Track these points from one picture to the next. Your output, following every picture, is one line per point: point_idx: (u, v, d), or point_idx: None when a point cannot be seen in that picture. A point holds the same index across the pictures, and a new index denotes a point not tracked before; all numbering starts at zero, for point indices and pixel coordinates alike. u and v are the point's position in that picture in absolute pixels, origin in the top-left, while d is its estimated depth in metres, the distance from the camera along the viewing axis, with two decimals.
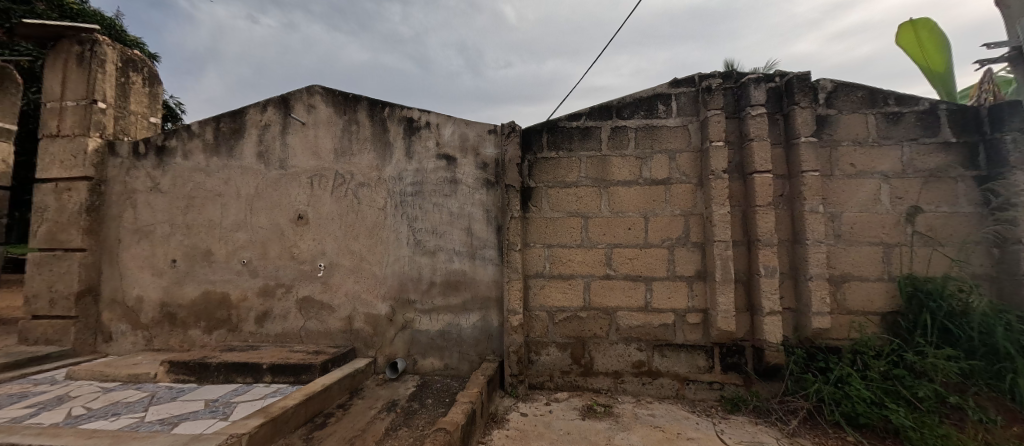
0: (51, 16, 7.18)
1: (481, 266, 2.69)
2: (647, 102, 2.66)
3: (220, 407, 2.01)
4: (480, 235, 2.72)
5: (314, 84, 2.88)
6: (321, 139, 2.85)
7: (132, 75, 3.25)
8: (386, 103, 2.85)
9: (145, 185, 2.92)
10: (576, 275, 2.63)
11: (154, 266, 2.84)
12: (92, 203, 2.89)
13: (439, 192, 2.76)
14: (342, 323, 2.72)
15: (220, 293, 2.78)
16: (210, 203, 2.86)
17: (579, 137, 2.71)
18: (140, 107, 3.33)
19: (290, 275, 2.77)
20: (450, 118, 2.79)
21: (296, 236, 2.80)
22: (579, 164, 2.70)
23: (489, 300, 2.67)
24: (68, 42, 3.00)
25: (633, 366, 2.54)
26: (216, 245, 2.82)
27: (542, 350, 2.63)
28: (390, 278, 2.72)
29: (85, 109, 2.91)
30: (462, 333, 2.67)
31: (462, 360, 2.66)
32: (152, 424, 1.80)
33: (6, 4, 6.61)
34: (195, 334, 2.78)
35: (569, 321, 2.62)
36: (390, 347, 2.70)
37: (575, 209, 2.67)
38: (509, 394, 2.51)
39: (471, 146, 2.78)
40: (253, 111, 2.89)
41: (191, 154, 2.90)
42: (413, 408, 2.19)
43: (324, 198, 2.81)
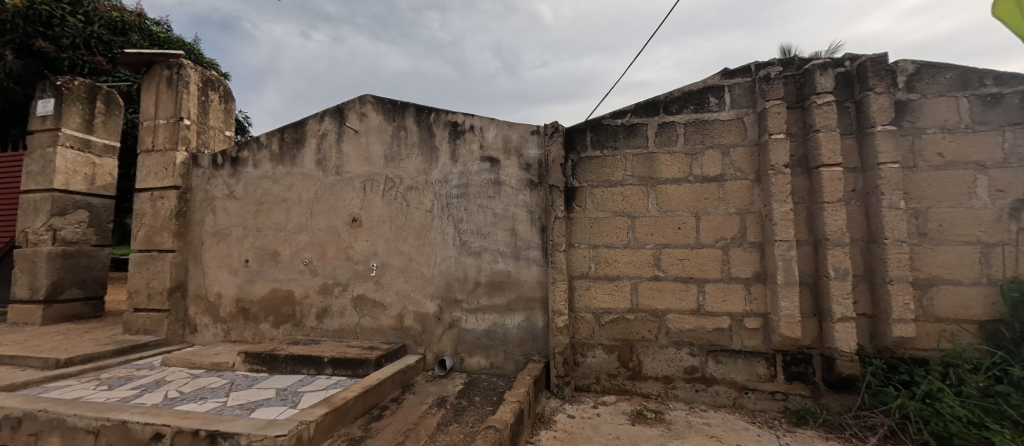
0: (145, 46, 8.25)
1: (525, 266, 2.71)
2: (698, 95, 2.54)
3: (289, 395, 2.18)
4: (524, 236, 2.73)
5: (365, 94, 3.04)
6: (373, 145, 3.00)
7: (211, 94, 3.61)
8: (432, 108, 2.95)
9: (222, 192, 3.23)
10: (623, 276, 2.56)
11: (229, 266, 3.14)
12: (180, 209, 3.24)
13: (483, 193, 2.80)
14: (394, 320, 2.84)
15: (285, 291, 3.02)
16: (276, 208, 3.11)
17: (624, 135, 2.64)
18: (218, 122, 3.69)
19: (346, 274, 2.94)
20: (493, 121, 2.83)
21: (351, 238, 2.97)
22: (624, 163, 2.63)
23: (534, 301, 2.67)
24: (159, 68, 3.40)
25: (685, 372, 2.44)
26: (282, 247, 3.06)
27: (588, 352, 2.60)
28: (438, 278, 2.81)
29: (173, 126, 3.28)
30: (507, 333, 2.70)
31: (507, 360, 2.69)
32: (233, 408, 1.99)
33: (109, 37, 7.73)
34: (264, 328, 3.03)
35: (616, 323, 2.56)
36: (438, 345, 2.78)
37: (620, 209, 2.61)
38: (555, 395, 2.50)
39: (515, 148, 2.80)
40: (312, 122, 3.10)
41: (259, 163, 3.17)
42: (462, 405, 2.25)
43: (375, 202, 2.96)
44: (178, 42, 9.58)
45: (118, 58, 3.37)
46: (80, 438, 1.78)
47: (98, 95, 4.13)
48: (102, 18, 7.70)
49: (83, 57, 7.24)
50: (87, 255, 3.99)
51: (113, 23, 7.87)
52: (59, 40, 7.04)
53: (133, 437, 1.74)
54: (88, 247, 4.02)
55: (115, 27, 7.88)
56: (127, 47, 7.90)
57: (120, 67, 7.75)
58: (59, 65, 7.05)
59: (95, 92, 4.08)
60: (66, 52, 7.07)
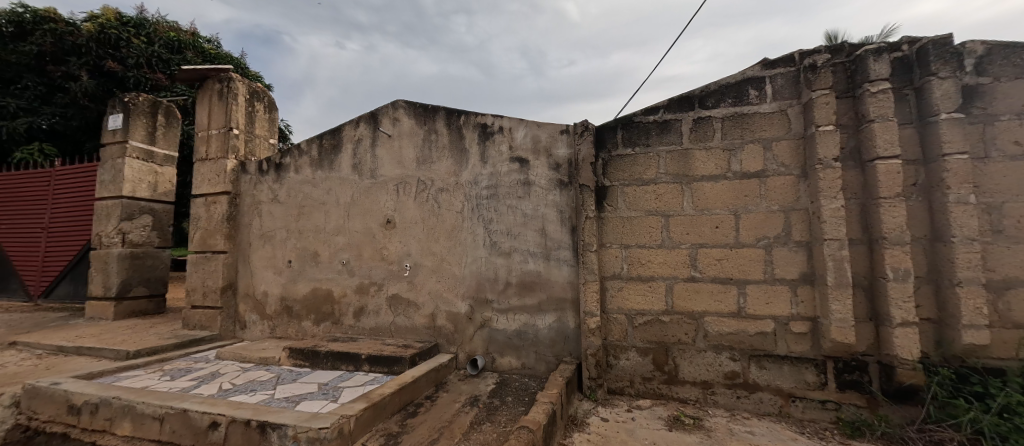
0: (199, 63, 8.93)
1: (556, 267, 2.69)
2: (736, 88, 2.43)
3: (330, 390, 2.28)
4: (554, 236, 2.72)
5: (398, 99, 3.13)
6: (405, 149, 3.08)
7: (257, 104, 3.85)
8: (461, 111, 2.99)
9: (267, 197, 3.42)
10: (657, 277, 2.49)
11: (274, 266, 3.32)
12: (231, 213, 3.47)
13: (512, 194, 2.81)
14: (427, 319, 2.91)
15: (325, 290, 3.16)
16: (316, 211, 3.26)
17: (657, 132, 2.57)
18: (263, 131, 3.93)
19: (381, 274, 3.04)
20: (522, 121, 2.83)
21: (386, 239, 3.06)
22: (658, 161, 2.56)
23: (565, 301, 2.65)
24: (212, 82, 3.66)
25: (725, 377, 2.33)
26: (321, 248, 3.21)
27: (622, 354, 2.54)
28: (469, 278, 2.85)
29: (224, 135, 3.52)
30: (538, 334, 2.69)
31: (539, 360, 2.68)
32: (280, 401, 2.11)
33: (168, 55, 8.44)
34: (306, 325, 3.18)
35: (650, 325, 2.49)
36: (470, 344, 2.82)
37: (653, 208, 2.54)
38: (588, 397, 2.46)
39: (544, 147, 2.79)
40: (348, 128, 3.23)
41: (300, 168, 3.34)
42: (494, 405, 2.26)
43: (408, 204, 3.04)
44: (227, 57, 10.30)
45: (176, 75, 3.65)
46: (148, 424, 1.94)
47: (160, 108, 4.50)
48: (162, 39, 8.46)
49: (145, 74, 8.01)
50: (151, 256, 4.35)
51: (171, 42, 8.59)
52: (126, 60, 7.87)
53: (193, 425, 1.88)
54: (152, 249, 4.38)
55: (172, 46, 8.59)
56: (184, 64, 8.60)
57: (178, 83, 8.43)
58: (126, 83, 7.87)
59: (157, 107, 4.46)
60: (132, 70, 7.90)
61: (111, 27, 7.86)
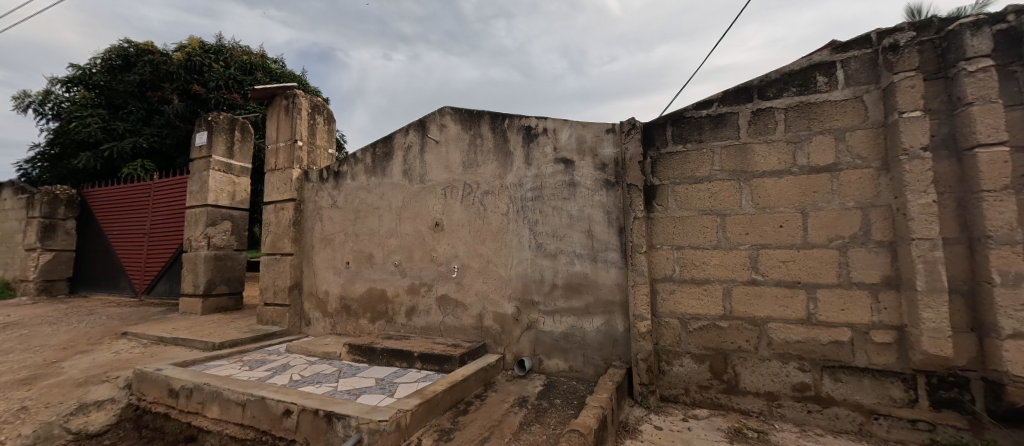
0: (267, 82, 9.81)
1: (603, 268, 2.64)
2: (801, 76, 2.24)
3: (386, 385, 2.41)
4: (601, 237, 2.67)
5: (444, 106, 3.23)
6: (452, 154, 3.18)
7: (318, 117, 4.15)
8: (506, 114, 3.03)
9: (327, 202, 3.68)
10: (713, 279, 2.36)
11: (334, 267, 3.56)
12: (296, 218, 3.78)
13: (558, 195, 2.80)
14: (475, 320, 2.97)
15: (379, 290, 3.34)
16: (370, 215, 3.45)
17: (710, 127, 2.44)
18: (323, 142, 4.23)
19: (431, 275, 3.16)
20: (566, 122, 2.81)
21: (435, 241, 3.17)
22: (712, 157, 2.42)
23: (613, 304, 2.59)
24: (279, 99, 4.01)
25: (793, 388, 2.16)
26: (375, 250, 3.39)
27: (675, 360, 2.44)
28: (515, 279, 2.87)
29: (290, 147, 3.84)
30: (586, 337, 2.65)
31: (587, 363, 2.64)
32: (343, 393, 2.26)
33: (241, 76, 9.36)
34: (363, 323, 3.37)
35: (706, 331, 2.36)
36: (517, 345, 2.84)
37: (707, 207, 2.41)
38: (639, 403, 2.38)
39: (589, 147, 2.75)
40: (399, 135, 3.39)
41: (356, 175, 3.55)
42: (543, 407, 2.26)
43: (455, 207, 3.12)
44: (291, 76, 11.23)
45: (250, 94, 4.05)
46: (232, 409, 2.17)
47: (237, 124, 5.00)
48: (237, 63, 9.40)
49: (225, 95, 8.94)
50: (232, 258, 4.84)
51: (244, 65, 9.52)
52: (208, 83, 8.85)
53: (269, 411, 2.06)
54: (233, 252, 4.88)
55: (245, 68, 9.52)
56: (255, 84, 9.49)
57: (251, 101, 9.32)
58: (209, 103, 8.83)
59: (234, 123, 4.96)
60: (213, 92, 8.86)
61: (195, 55, 8.89)
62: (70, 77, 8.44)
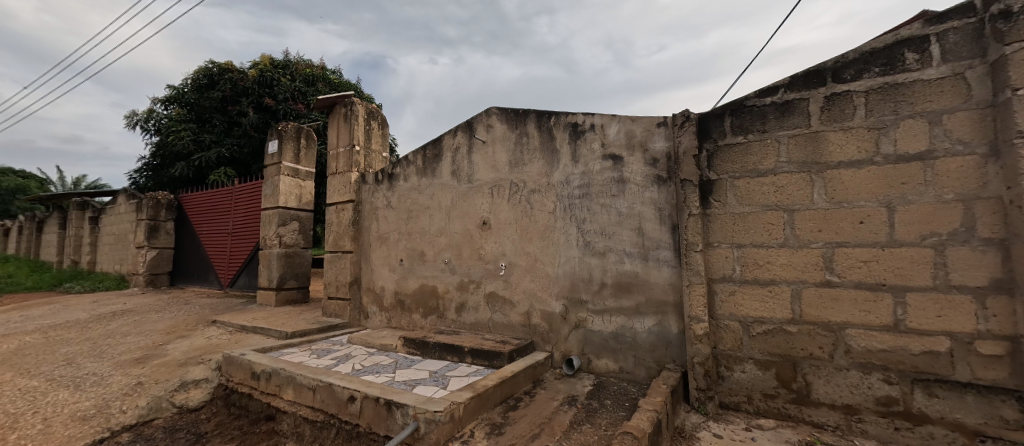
0: (327, 92, 10.56)
1: (655, 267, 2.54)
2: (885, 53, 2.00)
3: (440, 378, 2.51)
4: (652, 235, 2.58)
5: (491, 106, 3.28)
6: (499, 153, 3.22)
7: (373, 122, 4.40)
8: (552, 112, 3.01)
9: (382, 203, 3.90)
10: (779, 280, 2.19)
11: (389, 264, 3.77)
12: (355, 218, 4.05)
13: (606, 192, 2.74)
14: (522, 317, 3.00)
15: (431, 286, 3.48)
16: (421, 214, 3.61)
17: (775, 115, 2.26)
18: (378, 145, 4.48)
19: (479, 273, 3.23)
20: (615, 117, 2.74)
21: (482, 240, 3.25)
22: (777, 148, 2.24)
23: (667, 305, 2.49)
24: (338, 107, 4.31)
25: (877, 402, 1.94)
26: (427, 248, 3.54)
27: (736, 365, 2.29)
28: (562, 278, 2.86)
29: (349, 152, 4.11)
30: (637, 338, 2.58)
31: (638, 365, 2.57)
32: (400, 383, 2.39)
33: (305, 87, 10.16)
34: (416, 318, 3.54)
35: (771, 335, 2.20)
36: (565, 344, 2.82)
37: (772, 202, 2.24)
38: (696, 409, 2.27)
39: (639, 142, 2.66)
40: (448, 137, 3.50)
41: (408, 177, 3.73)
42: (593, 407, 2.23)
43: (503, 206, 3.17)
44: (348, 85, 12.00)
45: (313, 104, 4.39)
46: (304, 393, 2.37)
47: (302, 132, 5.44)
48: (301, 75, 10.21)
49: (291, 106, 9.75)
50: (300, 255, 5.28)
51: (307, 77, 10.32)
52: (277, 95, 9.71)
53: (336, 396, 2.23)
54: (301, 249, 5.31)
55: (309, 80, 10.33)
56: (316, 95, 10.25)
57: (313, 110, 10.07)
58: (278, 114, 9.67)
59: (300, 131, 5.41)
60: (282, 104, 9.70)
61: (268, 70, 9.81)
62: (168, 97, 9.67)
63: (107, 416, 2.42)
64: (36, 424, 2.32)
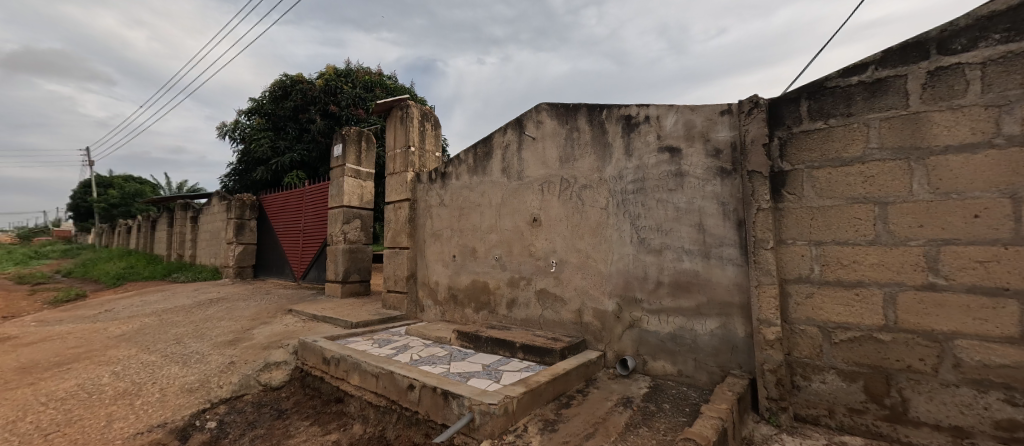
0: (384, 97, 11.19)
1: (718, 266, 2.38)
2: (1009, 16, 1.67)
3: (493, 371, 2.57)
4: (715, 232, 2.41)
5: (541, 102, 3.26)
6: (549, 149, 3.20)
7: (427, 124, 4.59)
8: (604, 105, 2.92)
9: (436, 201, 4.05)
10: (868, 282, 1.94)
11: (442, 260, 3.91)
12: (412, 216, 4.26)
13: (663, 187, 2.62)
14: (574, 315, 2.96)
15: (482, 282, 3.56)
16: (473, 211, 3.70)
17: (863, 97, 2.00)
18: (432, 146, 4.66)
19: (530, 269, 3.25)
20: (672, 107, 2.60)
21: (533, 237, 3.25)
22: (866, 133, 1.98)
23: (731, 306, 2.32)
24: (395, 111, 4.55)
25: (997, 427, 1.65)
26: (478, 245, 3.62)
27: (814, 375, 2.08)
28: (616, 276, 2.78)
29: (405, 153, 4.33)
30: (698, 340, 2.43)
31: (699, 369, 2.43)
32: (455, 375, 2.48)
33: (365, 94, 10.85)
34: (468, 312, 3.64)
35: (858, 344, 1.96)
36: (619, 344, 2.74)
37: (859, 195, 1.98)
38: (767, 420, 2.10)
39: (699, 132, 2.51)
40: (498, 135, 3.54)
41: (460, 175, 3.84)
42: (650, 410, 2.14)
43: (553, 203, 3.15)
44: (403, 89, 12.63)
45: (373, 109, 4.67)
46: (368, 379, 2.55)
47: (363, 136, 5.82)
48: (361, 83, 10.93)
49: (353, 112, 10.46)
50: (362, 251, 5.63)
51: (367, 84, 11.02)
52: (341, 103, 10.48)
53: (397, 384, 2.37)
54: (363, 245, 5.68)
55: (368, 86, 11.04)
56: (374, 101, 10.90)
57: (372, 115, 10.72)
58: (341, 120, 10.43)
59: (361, 135, 5.78)
60: (345, 110, 10.45)
61: (332, 79, 10.63)
62: (251, 109, 10.87)
63: (208, 389, 2.80)
64: (155, 393, 2.75)
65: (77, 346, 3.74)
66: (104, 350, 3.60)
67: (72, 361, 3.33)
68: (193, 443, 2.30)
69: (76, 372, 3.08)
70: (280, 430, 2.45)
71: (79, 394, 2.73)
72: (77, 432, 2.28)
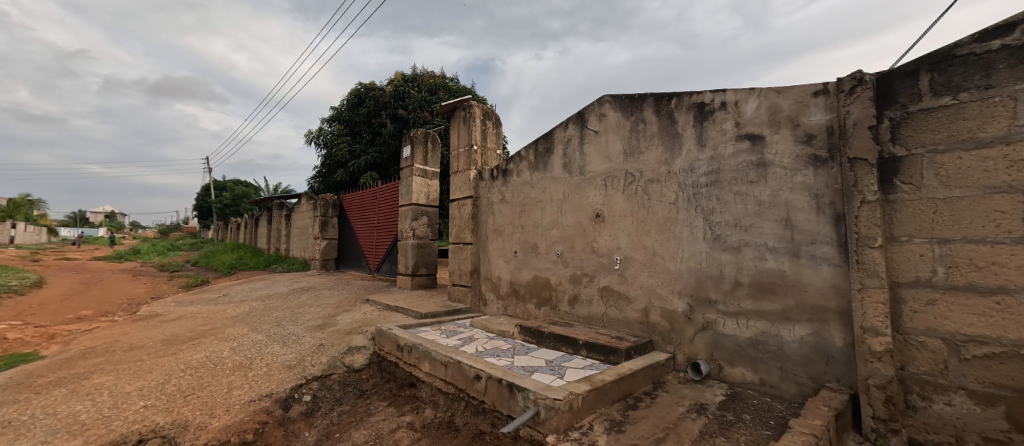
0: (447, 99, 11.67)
1: (809, 266, 2.13)
2: None
3: (556, 367, 2.57)
4: (806, 228, 2.16)
5: (604, 94, 3.17)
6: (612, 143, 3.10)
7: (489, 122, 4.70)
8: (673, 93, 2.75)
9: (497, 198, 4.15)
10: (1013, 288, 1.58)
11: (504, 255, 4.00)
12: (475, 213, 4.42)
13: (742, 179, 2.41)
14: (640, 314, 2.85)
15: (544, 278, 3.57)
16: (534, 208, 3.72)
17: (1007, 64, 1.63)
18: (494, 144, 4.77)
19: (592, 266, 3.19)
20: (753, 90, 2.38)
21: (596, 233, 3.19)
22: (1012, 107, 1.61)
23: (827, 312, 2.06)
24: (458, 111, 4.73)
25: None
26: (540, 241, 3.64)
27: (937, 395, 1.77)
28: (686, 274, 2.62)
29: (468, 152, 4.49)
30: (784, 347, 2.21)
31: (786, 379, 2.20)
32: (519, 368, 2.53)
33: (430, 97, 11.42)
34: (530, 307, 3.68)
35: (998, 362, 1.62)
36: (690, 347, 2.58)
37: (1001, 183, 1.62)
38: (873, 443, 1.84)
39: (787, 117, 2.26)
40: (559, 130, 3.51)
41: (521, 172, 3.88)
42: (727, 419, 1.99)
43: (617, 198, 3.05)
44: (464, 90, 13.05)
45: (439, 111, 4.90)
46: (438, 367, 2.70)
47: (429, 137, 6.14)
48: (426, 87, 11.53)
49: (418, 114, 11.06)
50: (429, 246, 5.95)
51: (431, 87, 11.59)
52: (408, 107, 11.16)
53: (464, 373, 2.48)
54: (430, 241, 6.01)
55: (433, 89, 11.61)
56: (438, 102, 11.41)
57: (436, 116, 11.24)
58: (409, 123, 11.10)
59: (427, 136, 6.11)
60: (412, 113, 11.10)
61: (401, 85, 11.35)
62: (331, 117, 12.03)
63: (303, 367, 3.17)
64: (263, 367, 3.19)
65: (204, 324, 4.49)
66: (224, 329, 4.26)
67: (201, 336, 3.99)
68: (293, 413, 2.64)
69: (205, 346, 3.70)
70: (363, 408, 2.71)
71: (207, 364, 3.27)
72: (206, 396, 2.74)
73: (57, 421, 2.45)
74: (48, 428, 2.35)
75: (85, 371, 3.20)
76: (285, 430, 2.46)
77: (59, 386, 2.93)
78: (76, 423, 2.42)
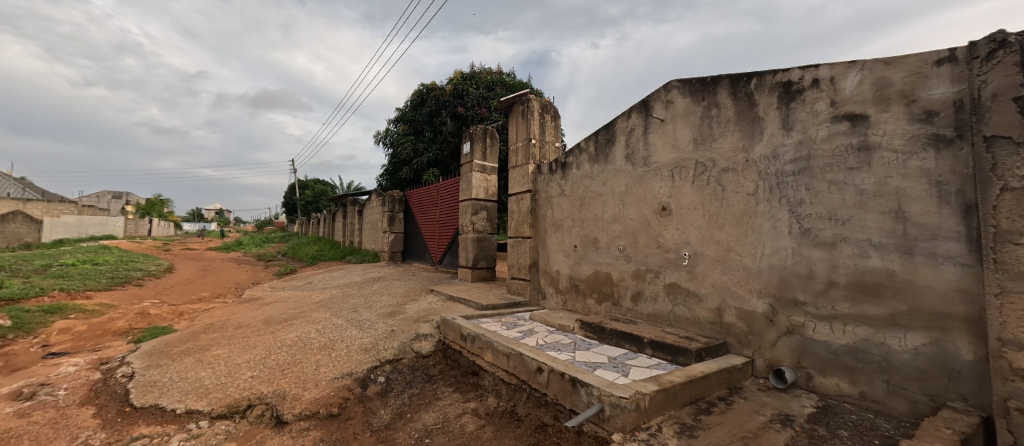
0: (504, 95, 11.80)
1: (927, 265, 1.83)
2: None
3: (620, 364, 2.51)
4: (922, 221, 1.85)
5: (671, 79, 2.98)
6: (681, 131, 2.91)
7: (547, 115, 4.67)
8: (753, 73, 2.51)
9: (556, 191, 4.11)
10: None
11: (564, 250, 3.97)
12: (534, 207, 4.44)
13: (838, 165, 2.13)
14: (712, 314, 2.67)
15: (605, 273, 3.49)
16: (593, 201, 3.65)
17: None
18: (552, 137, 4.73)
19: (657, 261, 3.05)
20: (853, 64, 2.09)
21: (661, 226, 3.04)
22: None
23: (950, 319, 1.76)
24: (517, 106, 4.76)
25: None
26: (601, 235, 3.55)
27: None
28: (767, 272, 2.39)
29: (527, 146, 4.51)
30: (892, 358, 1.92)
31: (893, 394, 1.92)
32: (582, 363, 2.51)
33: (488, 94, 11.62)
34: (590, 303, 3.63)
35: None
36: (772, 351, 2.37)
37: None
38: None
39: (899, 92, 1.94)
40: (621, 120, 3.38)
41: (580, 165, 3.81)
42: (819, 434, 1.79)
43: (685, 189, 2.87)
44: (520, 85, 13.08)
45: (498, 106, 4.98)
46: (500, 358, 2.77)
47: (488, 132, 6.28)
48: (483, 84, 11.75)
49: (476, 111, 11.32)
50: (489, 239, 6.10)
51: (488, 83, 11.78)
52: (467, 104, 11.48)
53: (526, 365, 2.52)
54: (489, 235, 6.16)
55: (491, 85, 11.79)
56: (495, 98, 11.58)
57: (494, 112, 11.41)
58: (467, 120, 11.42)
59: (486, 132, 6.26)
60: (470, 110, 11.40)
61: (460, 84, 11.73)
62: (396, 118, 12.81)
63: (378, 350, 3.44)
64: (343, 348, 3.53)
65: (295, 307, 5.08)
66: (311, 312, 4.78)
67: (292, 318, 4.52)
68: (370, 391, 2.90)
69: (297, 326, 4.18)
70: (431, 392, 2.89)
71: (298, 343, 3.69)
72: (299, 371, 3.10)
73: (188, 384, 2.94)
74: (182, 390, 2.83)
75: (208, 343, 3.80)
76: (364, 407, 2.71)
77: (189, 354, 3.51)
78: (202, 386, 2.88)
